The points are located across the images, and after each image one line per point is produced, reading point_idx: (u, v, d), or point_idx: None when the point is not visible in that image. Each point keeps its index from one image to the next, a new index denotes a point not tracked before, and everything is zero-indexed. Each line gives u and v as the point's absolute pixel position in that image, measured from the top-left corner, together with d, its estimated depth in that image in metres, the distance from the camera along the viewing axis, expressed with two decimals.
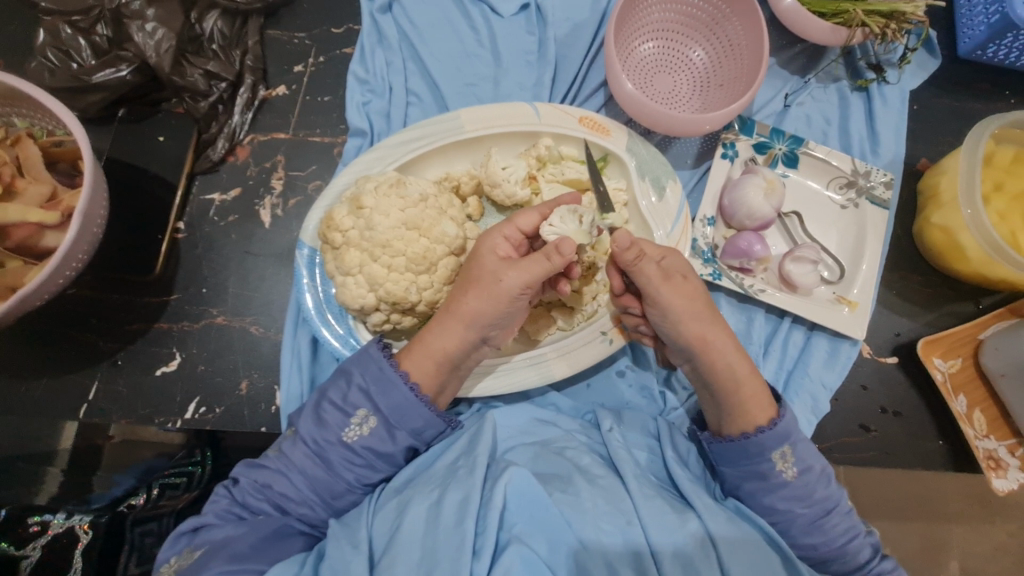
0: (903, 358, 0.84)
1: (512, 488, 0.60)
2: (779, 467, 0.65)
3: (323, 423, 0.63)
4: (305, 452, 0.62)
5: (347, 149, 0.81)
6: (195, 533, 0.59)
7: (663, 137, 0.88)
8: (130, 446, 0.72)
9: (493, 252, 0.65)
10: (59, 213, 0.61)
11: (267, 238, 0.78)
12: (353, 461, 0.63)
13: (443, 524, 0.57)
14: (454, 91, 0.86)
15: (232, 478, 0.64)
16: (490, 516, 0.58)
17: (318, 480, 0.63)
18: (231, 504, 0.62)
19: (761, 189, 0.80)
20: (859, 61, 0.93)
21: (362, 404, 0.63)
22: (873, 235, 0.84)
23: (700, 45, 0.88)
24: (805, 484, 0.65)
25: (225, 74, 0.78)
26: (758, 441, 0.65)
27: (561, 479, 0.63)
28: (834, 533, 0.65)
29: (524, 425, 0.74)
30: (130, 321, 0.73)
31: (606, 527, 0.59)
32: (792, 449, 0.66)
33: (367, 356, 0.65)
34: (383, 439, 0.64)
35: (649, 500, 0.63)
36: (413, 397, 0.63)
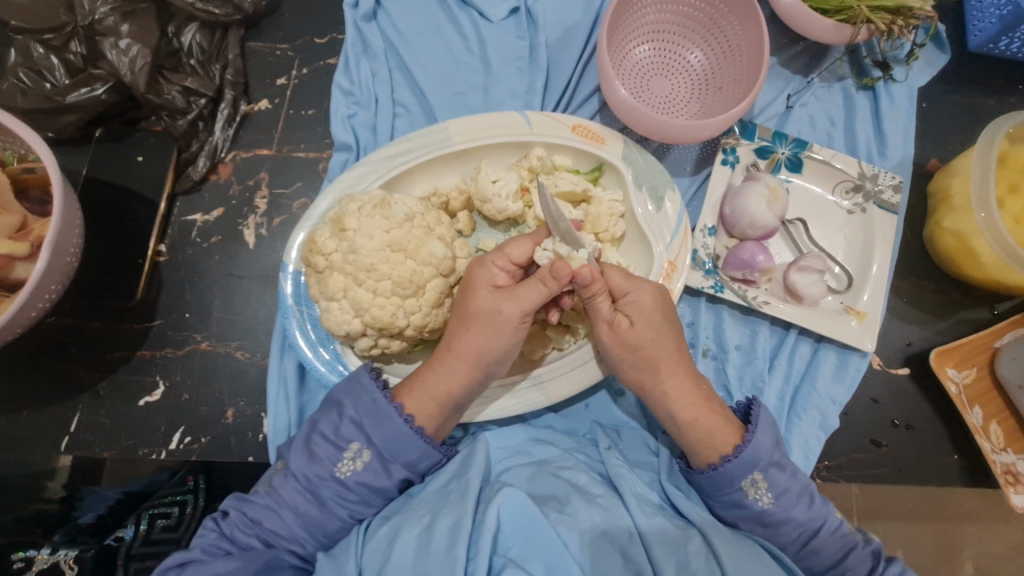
0: (915, 368, 0.81)
1: (506, 509, 0.58)
2: (753, 495, 0.63)
3: (315, 457, 0.61)
4: (296, 488, 0.60)
5: (333, 164, 0.78)
6: (183, 567, 0.57)
7: (660, 144, 0.85)
8: (129, 463, 0.70)
9: (484, 283, 0.63)
10: (29, 244, 0.59)
11: (251, 259, 0.75)
12: (346, 496, 0.61)
13: (433, 550, 0.55)
14: (442, 100, 0.83)
15: (222, 511, 0.61)
16: (483, 540, 0.55)
17: (310, 517, 0.60)
18: (218, 538, 0.59)
19: (763, 199, 0.77)
20: (864, 58, 0.90)
21: (355, 438, 0.61)
22: (883, 240, 0.81)
23: (698, 47, 0.85)
24: (785, 509, 0.63)
25: (204, 90, 0.76)
26: (727, 472, 0.63)
27: (557, 499, 0.61)
28: (838, 556, 0.63)
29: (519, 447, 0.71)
30: (112, 349, 0.71)
31: (603, 549, 0.57)
32: (763, 475, 0.63)
33: (359, 386, 0.62)
34: (378, 474, 0.61)
35: (649, 517, 0.61)
36: (408, 429, 0.61)
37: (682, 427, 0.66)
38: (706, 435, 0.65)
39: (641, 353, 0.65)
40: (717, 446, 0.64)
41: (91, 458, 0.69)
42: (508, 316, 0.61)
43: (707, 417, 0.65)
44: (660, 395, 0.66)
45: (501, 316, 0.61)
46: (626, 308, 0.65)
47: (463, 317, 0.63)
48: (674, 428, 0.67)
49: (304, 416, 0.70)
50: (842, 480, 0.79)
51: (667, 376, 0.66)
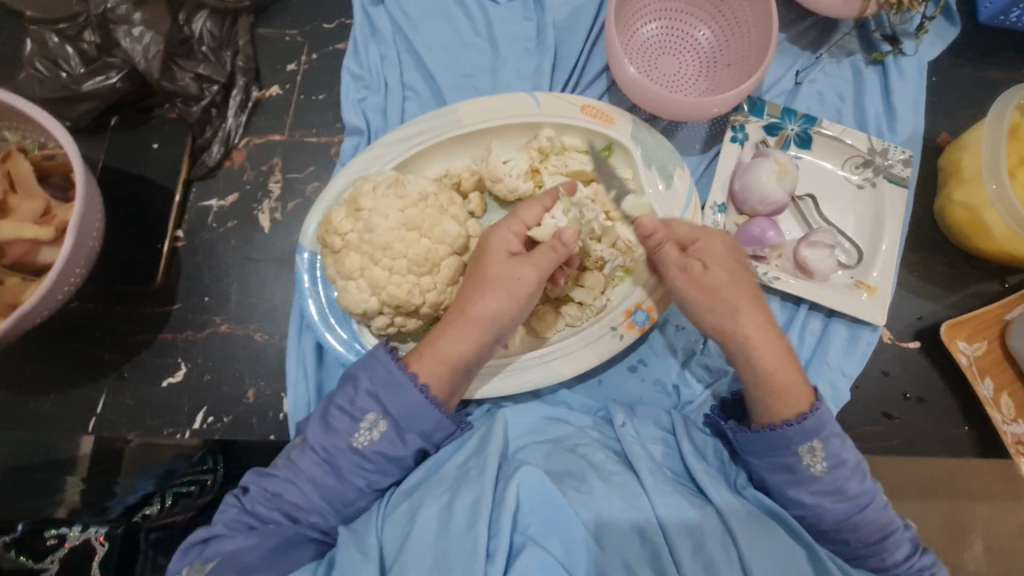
0: (926, 342, 0.81)
1: (525, 487, 0.60)
2: (807, 461, 0.63)
3: (331, 428, 0.62)
4: (314, 460, 0.61)
5: (345, 149, 0.79)
6: (206, 543, 0.59)
7: (669, 123, 0.85)
8: (149, 449, 0.71)
9: (496, 251, 0.64)
10: (53, 228, 0.60)
11: (267, 243, 0.77)
12: (363, 466, 0.62)
13: (455, 527, 0.57)
14: (452, 83, 0.83)
15: (242, 487, 0.62)
16: (503, 519, 0.57)
17: (329, 488, 0.62)
18: (240, 513, 0.60)
19: (774, 173, 0.77)
20: (873, 32, 0.89)
21: (370, 409, 0.62)
22: (893, 216, 0.81)
23: (705, 24, 0.85)
24: (837, 480, 0.63)
25: (217, 76, 0.76)
26: (785, 435, 0.63)
27: (574, 476, 0.63)
28: (874, 529, 0.63)
29: (536, 421, 0.73)
30: (135, 332, 0.72)
31: (621, 527, 0.59)
32: (822, 444, 0.63)
33: (373, 359, 0.63)
34: (394, 443, 0.63)
35: (665, 494, 0.62)
36: (422, 399, 0.62)
37: None
38: (772, 390, 0.65)
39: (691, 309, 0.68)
40: (782, 410, 0.65)
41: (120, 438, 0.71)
42: (527, 282, 0.62)
43: (780, 368, 0.65)
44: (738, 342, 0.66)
45: (513, 277, 0.62)
46: (696, 254, 0.68)
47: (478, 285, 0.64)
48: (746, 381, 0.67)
49: (322, 395, 0.72)
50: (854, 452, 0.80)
51: None
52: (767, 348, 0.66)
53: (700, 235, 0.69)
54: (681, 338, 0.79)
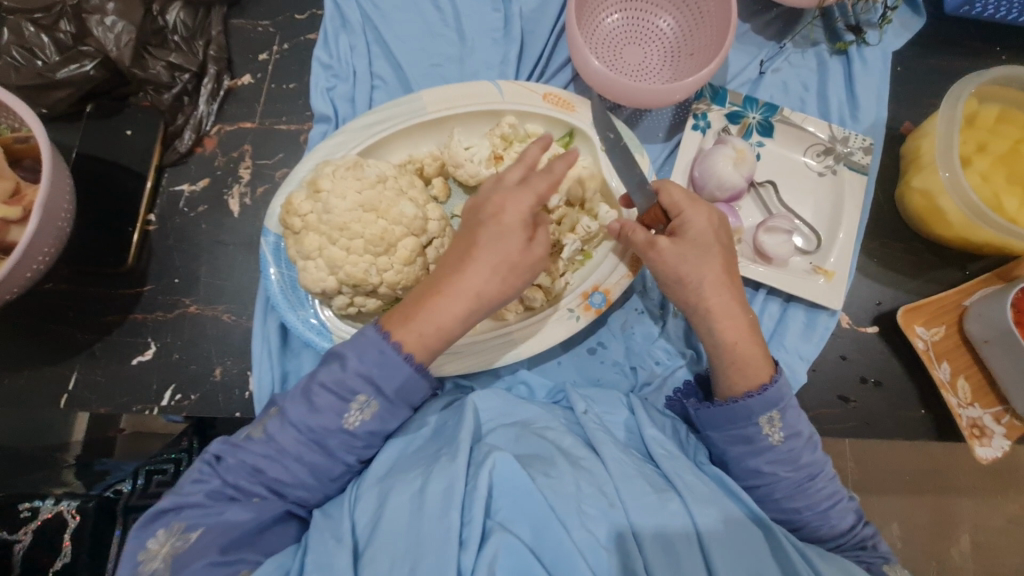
0: (885, 327, 0.83)
1: (498, 473, 0.61)
2: (766, 431, 0.65)
3: (316, 408, 0.62)
4: (298, 438, 0.62)
5: (313, 135, 0.81)
6: (179, 510, 0.60)
7: (634, 111, 0.86)
8: (139, 438, 0.76)
9: (499, 220, 0.64)
10: (21, 209, 0.62)
11: (237, 227, 0.79)
12: (353, 443, 0.65)
13: (426, 513, 0.58)
14: (419, 72, 0.85)
15: (215, 455, 0.63)
16: (476, 505, 0.59)
17: (316, 464, 0.63)
18: (221, 485, 0.62)
19: (730, 160, 0.79)
20: (837, 22, 0.90)
21: (361, 389, 0.63)
22: (851, 203, 0.82)
23: (669, 14, 0.86)
24: (791, 449, 0.66)
25: (189, 66, 0.79)
26: (748, 405, 0.65)
27: (543, 461, 0.64)
28: (825, 500, 0.66)
29: (503, 403, 0.73)
30: (106, 312, 0.75)
31: (590, 511, 0.60)
32: (779, 414, 0.65)
33: (364, 339, 0.63)
34: (385, 418, 0.65)
35: (630, 479, 0.63)
36: (416, 372, 0.64)
37: None
38: (739, 360, 0.67)
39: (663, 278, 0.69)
40: (740, 382, 0.67)
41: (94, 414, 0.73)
42: (539, 255, 0.65)
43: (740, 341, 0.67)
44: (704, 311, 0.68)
45: (516, 257, 0.64)
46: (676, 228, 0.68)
47: (469, 256, 0.63)
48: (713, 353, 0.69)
49: (287, 374, 0.74)
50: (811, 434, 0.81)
51: None
52: (727, 324, 0.67)
53: (690, 207, 0.68)
54: (641, 323, 0.81)
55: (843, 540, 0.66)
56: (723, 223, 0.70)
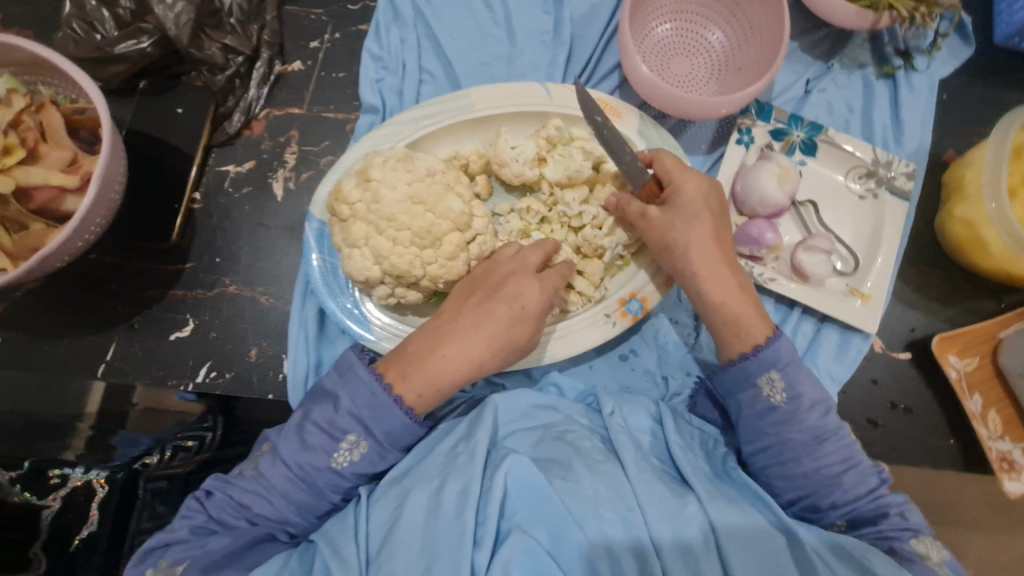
0: (918, 354, 0.82)
1: (513, 477, 0.61)
2: (766, 393, 0.67)
3: (309, 446, 0.63)
4: (287, 476, 0.63)
5: (359, 126, 0.82)
6: (166, 547, 0.59)
7: (678, 121, 0.87)
8: (154, 415, 0.75)
9: (519, 306, 0.65)
10: (79, 178, 0.63)
11: (280, 211, 0.79)
12: (340, 483, 0.65)
13: (443, 513, 0.59)
14: (468, 70, 0.86)
15: (205, 491, 0.62)
16: (490, 506, 0.59)
17: (303, 502, 0.63)
18: (206, 520, 0.61)
19: (775, 176, 0.79)
20: (886, 46, 0.90)
21: (352, 429, 0.64)
22: (891, 227, 0.82)
23: (719, 28, 0.86)
24: (795, 411, 0.66)
25: (243, 48, 0.80)
26: (744, 366, 0.67)
27: (561, 465, 0.64)
28: (836, 466, 0.65)
29: (525, 406, 0.74)
30: (147, 286, 0.76)
31: (605, 516, 0.60)
32: (780, 374, 0.66)
33: (357, 381, 0.64)
34: (374, 462, 0.65)
35: (649, 484, 0.63)
36: (407, 420, 0.65)
37: None
38: (732, 320, 0.68)
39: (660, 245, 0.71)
40: (737, 345, 0.68)
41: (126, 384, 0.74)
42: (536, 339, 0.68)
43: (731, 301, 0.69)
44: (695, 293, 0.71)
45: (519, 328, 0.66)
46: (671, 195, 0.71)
47: (477, 326, 0.65)
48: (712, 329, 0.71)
49: (321, 361, 0.74)
50: None
51: None
52: (718, 294, 0.69)
53: (680, 174, 0.70)
54: (672, 332, 0.81)
55: (859, 507, 0.64)
56: (716, 189, 0.72)
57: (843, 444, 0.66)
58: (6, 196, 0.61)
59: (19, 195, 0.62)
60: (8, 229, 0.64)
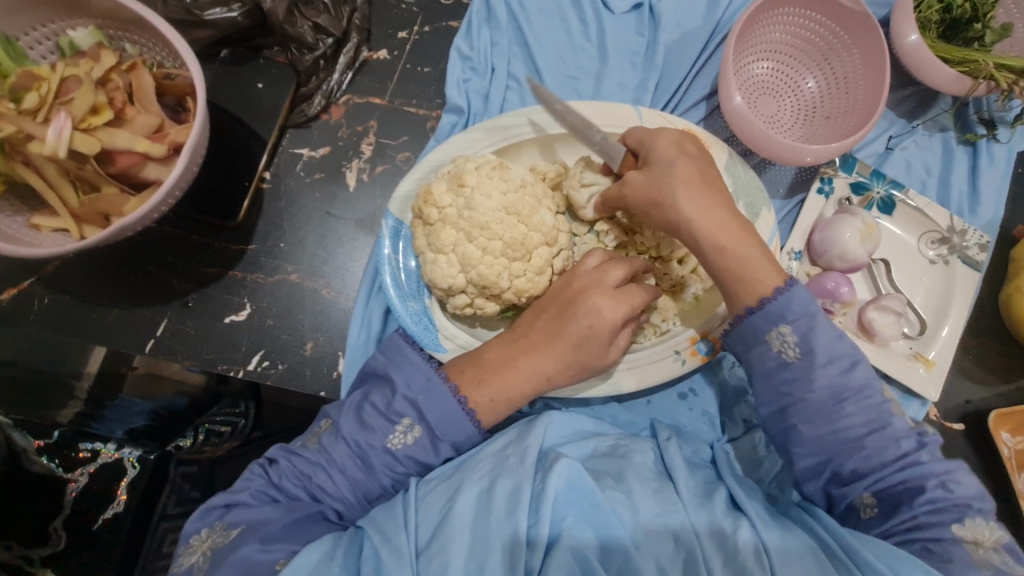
0: (971, 427, 0.82)
1: (563, 479, 0.58)
2: (779, 349, 0.60)
3: (367, 426, 0.62)
4: (346, 452, 0.61)
5: (441, 125, 0.79)
6: (228, 508, 0.58)
7: (760, 161, 0.85)
8: (151, 381, 0.72)
9: (594, 325, 0.61)
10: (166, 146, 0.59)
11: (351, 202, 0.77)
12: (393, 467, 0.62)
13: (494, 511, 0.56)
14: (555, 82, 0.84)
15: (269, 459, 0.62)
16: (543, 508, 0.56)
17: (358, 481, 0.61)
18: (266, 485, 0.60)
19: (858, 232, 0.77)
20: (971, 114, 0.90)
21: (407, 413, 0.62)
22: (961, 296, 0.81)
23: (811, 73, 0.86)
24: (808, 370, 0.59)
25: (333, 30, 0.76)
26: (752, 323, 0.61)
27: (612, 477, 0.62)
28: (858, 428, 0.59)
29: (576, 416, 0.71)
30: (206, 265, 0.73)
31: (654, 530, 0.57)
32: (791, 328, 0.59)
33: (410, 364, 0.64)
34: (426, 450, 0.63)
35: (701, 505, 0.61)
36: (460, 410, 0.62)
37: None
38: (736, 266, 0.61)
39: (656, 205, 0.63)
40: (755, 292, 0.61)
41: (132, 361, 0.71)
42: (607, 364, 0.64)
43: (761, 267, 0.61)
44: (734, 257, 0.61)
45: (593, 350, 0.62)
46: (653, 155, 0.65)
47: (549, 342, 0.63)
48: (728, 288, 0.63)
49: None
50: None
51: None
52: (744, 249, 0.61)
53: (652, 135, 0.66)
54: (735, 377, 0.79)
55: (884, 476, 0.58)
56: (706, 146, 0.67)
57: (867, 405, 0.59)
58: (87, 156, 0.58)
59: (100, 156, 0.59)
60: (78, 188, 0.61)
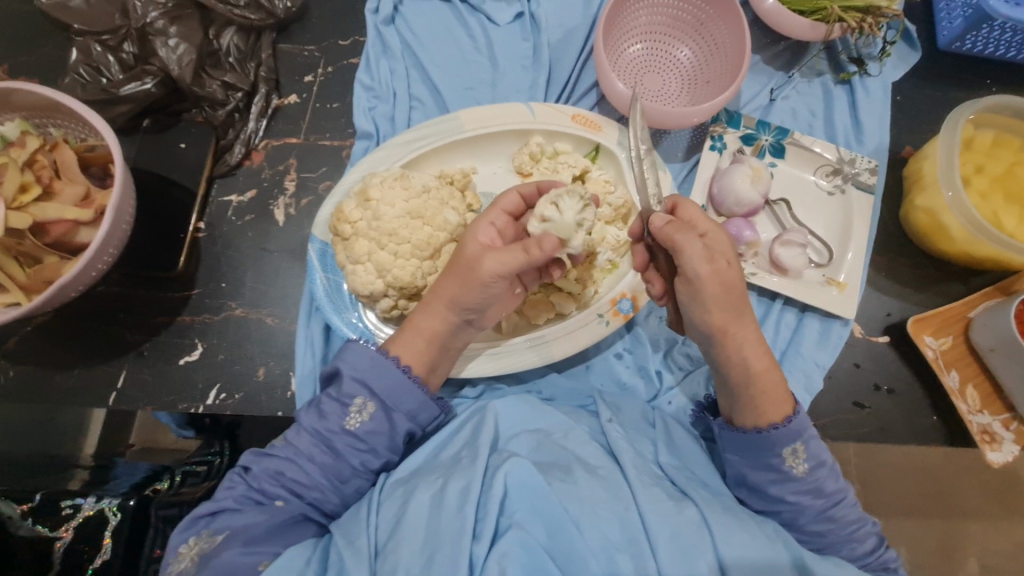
0: (895, 337, 0.87)
1: (513, 477, 0.62)
2: (790, 463, 0.67)
3: (324, 415, 0.67)
4: (312, 440, 0.66)
5: (355, 151, 0.86)
6: (212, 517, 0.62)
7: (654, 132, 0.93)
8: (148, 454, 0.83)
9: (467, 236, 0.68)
10: (92, 211, 0.67)
11: (282, 235, 0.83)
12: (358, 447, 0.67)
13: (446, 509, 0.59)
14: (454, 94, 0.91)
15: (243, 466, 0.66)
16: (490, 502, 0.60)
17: (327, 465, 0.66)
18: (248, 490, 0.64)
19: (747, 177, 0.84)
20: (841, 54, 0.98)
21: (358, 393, 0.67)
22: (860, 220, 0.87)
23: (686, 44, 0.93)
24: (816, 480, 0.67)
25: (241, 85, 0.84)
26: (771, 437, 0.66)
27: (560, 468, 0.65)
28: (850, 524, 0.67)
29: (526, 408, 0.74)
30: (155, 314, 0.78)
31: (604, 515, 0.60)
32: (804, 446, 0.67)
33: (355, 355, 0.68)
34: (382, 423, 0.67)
35: (647, 487, 0.64)
36: (405, 378, 0.68)
37: None
38: (756, 393, 0.67)
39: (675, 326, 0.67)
40: (768, 412, 0.67)
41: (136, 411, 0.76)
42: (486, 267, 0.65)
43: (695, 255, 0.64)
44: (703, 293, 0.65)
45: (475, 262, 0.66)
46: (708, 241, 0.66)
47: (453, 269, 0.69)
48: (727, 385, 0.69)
49: None
50: (828, 439, 0.84)
51: None
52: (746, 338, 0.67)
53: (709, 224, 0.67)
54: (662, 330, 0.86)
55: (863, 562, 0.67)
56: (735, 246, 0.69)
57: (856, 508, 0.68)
58: (24, 231, 0.64)
59: (35, 229, 0.65)
60: (22, 264, 0.67)
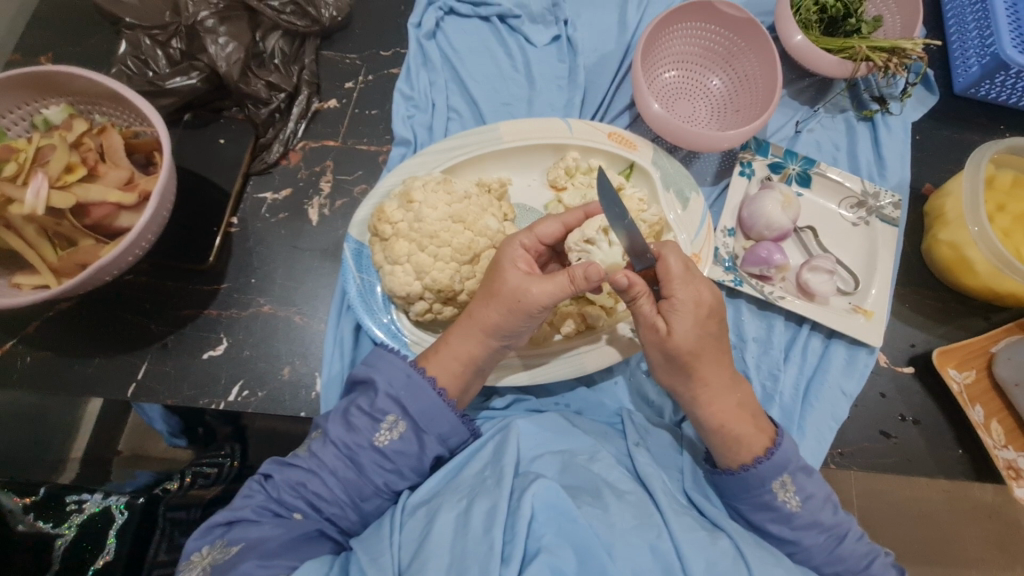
0: (920, 367, 0.87)
1: (539, 500, 0.59)
2: (782, 498, 0.66)
3: (353, 427, 0.65)
4: (336, 454, 0.64)
5: (392, 157, 0.87)
6: (229, 526, 0.60)
7: (685, 154, 0.95)
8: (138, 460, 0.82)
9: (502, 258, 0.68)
10: (136, 195, 0.66)
11: (314, 235, 0.83)
12: (383, 464, 0.64)
13: (470, 532, 0.57)
14: (491, 108, 0.93)
15: (264, 474, 0.64)
16: (519, 525, 0.57)
17: (349, 481, 0.63)
18: (266, 501, 0.62)
19: (779, 203, 0.86)
20: (863, 92, 1.01)
21: (391, 410, 0.65)
22: (885, 249, 0.89)
23: (717, 75, 0.97)
24: (813, 513, 0.65)
25: (284, 86, 0.85)
26: (758, 473, 0.65)
27: (589, 493, 0.62)
28: (867, 558, 0.66)
29: (553, 431, 0.72)
30: (182, 307, 0.77)
31: (634, 542, 0.58)
32: (792, 478, 0.66)
33: (389, 363, 0.67)
34: (411, 442, 0.65)
35: (679, 515, 0.62)
36: (441, 401, 0.66)
37: (713, 409, 0.68)
38: (736, 441, 0.67)
39: (706, 345, 0.66)
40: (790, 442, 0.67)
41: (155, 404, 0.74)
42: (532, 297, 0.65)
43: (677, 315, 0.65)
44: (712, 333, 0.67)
45: (516, 293, 0.66)
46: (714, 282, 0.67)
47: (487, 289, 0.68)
48: (702, 429, 0.70)
49: None
50: (854, 468, 0.83)
51: (714, 378, 0.68)
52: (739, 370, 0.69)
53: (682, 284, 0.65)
54: None
55: None
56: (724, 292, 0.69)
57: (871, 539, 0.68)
58: (64, 212, 0.64)
59: (76, 210, 0.65)
60: (54, 244, 0.66)
